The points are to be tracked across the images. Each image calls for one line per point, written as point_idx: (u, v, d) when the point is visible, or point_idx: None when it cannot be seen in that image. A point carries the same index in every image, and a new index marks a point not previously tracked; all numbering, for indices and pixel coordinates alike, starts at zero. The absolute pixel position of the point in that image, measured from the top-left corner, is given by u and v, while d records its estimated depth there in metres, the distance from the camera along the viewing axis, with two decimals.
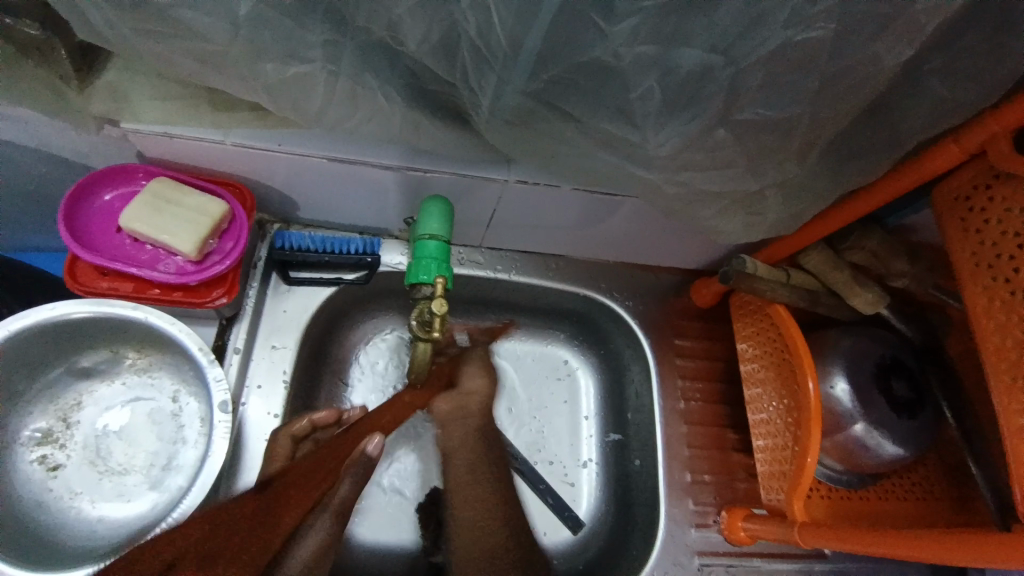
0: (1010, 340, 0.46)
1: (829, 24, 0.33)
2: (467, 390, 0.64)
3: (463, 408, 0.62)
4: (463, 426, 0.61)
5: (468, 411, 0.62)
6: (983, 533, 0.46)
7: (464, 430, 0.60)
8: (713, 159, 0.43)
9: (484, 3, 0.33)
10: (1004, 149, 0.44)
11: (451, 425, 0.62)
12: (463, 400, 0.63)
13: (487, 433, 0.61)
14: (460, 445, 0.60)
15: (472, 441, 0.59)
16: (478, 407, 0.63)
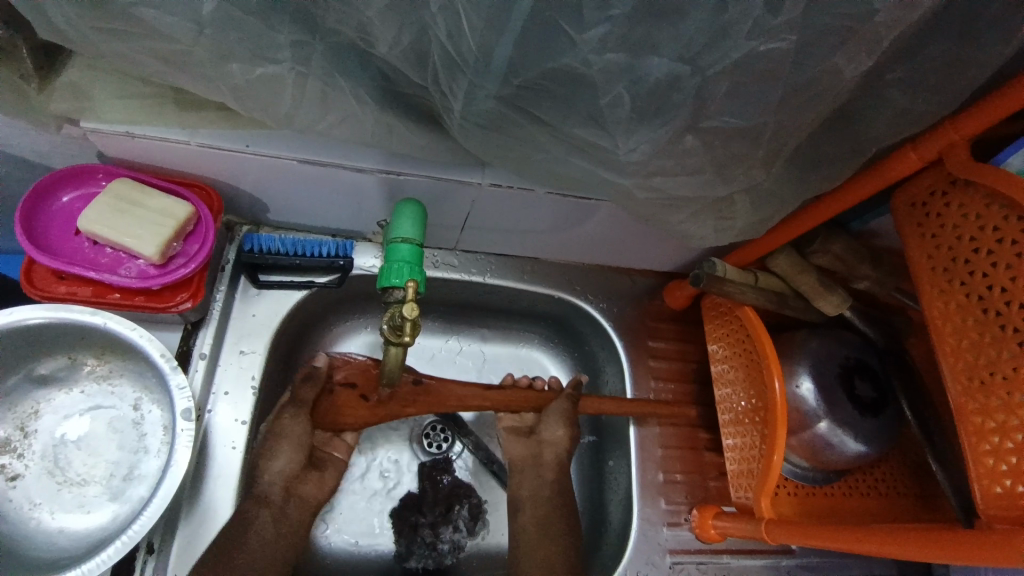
0: (965, 342, 0.48)
1: (791, 37, 0.34)
2: (544, 440, 0.71)
3: (536, 458, 0.71)
4: (535, 479, 0.70)
5: (540, 462, 0.70)
6: (938, 530, 0.47)
7: (535, 482, 0.70)
8: (682, 166, 0.44)
9: (455, 7, 0.33)
10: (964, 157, 0.46)
11: (524, 472, 0.70)
12: (538, 451, 0.71)
13: (557, 485, 0.70)
14: (532, 493, 0.69)
15: (544, 494, 0.69)
16: (552, 459, 0.70)
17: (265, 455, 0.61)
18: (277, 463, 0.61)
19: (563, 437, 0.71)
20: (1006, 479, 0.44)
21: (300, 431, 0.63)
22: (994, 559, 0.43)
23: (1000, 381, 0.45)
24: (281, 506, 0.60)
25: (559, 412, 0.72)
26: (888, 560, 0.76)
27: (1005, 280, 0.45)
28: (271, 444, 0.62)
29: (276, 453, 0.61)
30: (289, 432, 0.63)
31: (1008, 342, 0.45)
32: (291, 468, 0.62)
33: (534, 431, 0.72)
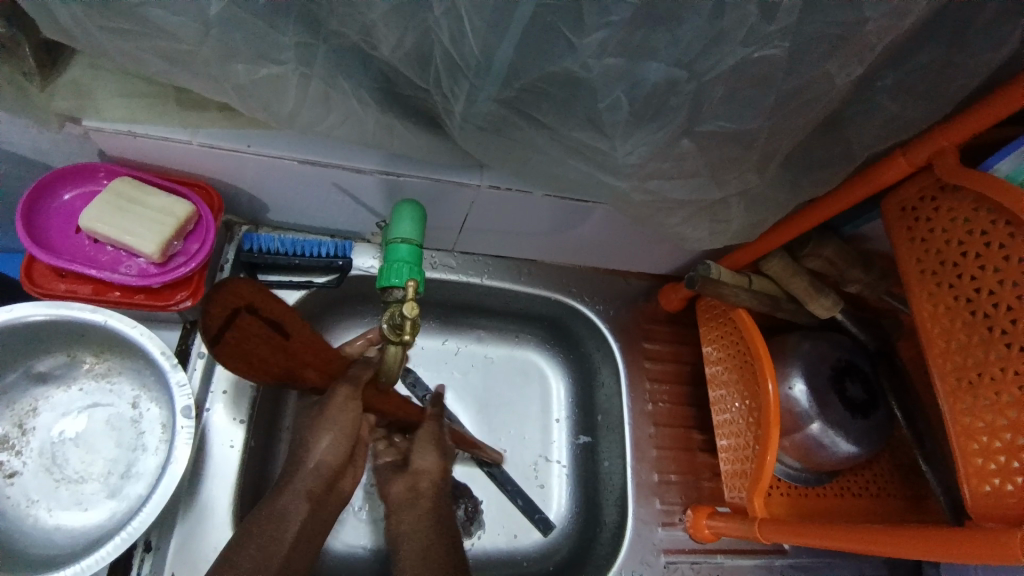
0: (954, 344, 0.49)
1: (784, 44, 0.35)
2: (417, 470, 0.64)
3: (411, 489, 0.63)
4: (413, 512, 0.62)
5: (419, 493, 0.63)
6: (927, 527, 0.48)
7: (414, 516, 0.61)
8: (679, 169, 0.45)
9: (457, 10, 0.34)
10: (952, 163, 0.46)
11: (403, 510, 0.62)
12: (414, 482, 0.64)
13: (438, 510, 0.62)
14: (410, 532, 0.60)
15: (426, 524, 0.60)
16: (429, 488, 0.63)
17: (310, 436, 0.56)
18: (321, 444, 0.55)
19: (435, 463, 0.65)
20: (994, 478, 0.45)
21: (349, 418, 0.56)
22: (980, 558, 0.43)
23: (988, 382, 0.46)
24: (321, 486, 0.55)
25: (427, 436, 0.67)
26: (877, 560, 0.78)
27: (994, 284, 0.46)
28: (316, 428, 0.55)
29: (319, 435, 0.55)
30: (336, 416, 0.56)
31: (994, 341, 0.46)
32: (333, 457, 0.55)
33: (404, 462, 0.65)
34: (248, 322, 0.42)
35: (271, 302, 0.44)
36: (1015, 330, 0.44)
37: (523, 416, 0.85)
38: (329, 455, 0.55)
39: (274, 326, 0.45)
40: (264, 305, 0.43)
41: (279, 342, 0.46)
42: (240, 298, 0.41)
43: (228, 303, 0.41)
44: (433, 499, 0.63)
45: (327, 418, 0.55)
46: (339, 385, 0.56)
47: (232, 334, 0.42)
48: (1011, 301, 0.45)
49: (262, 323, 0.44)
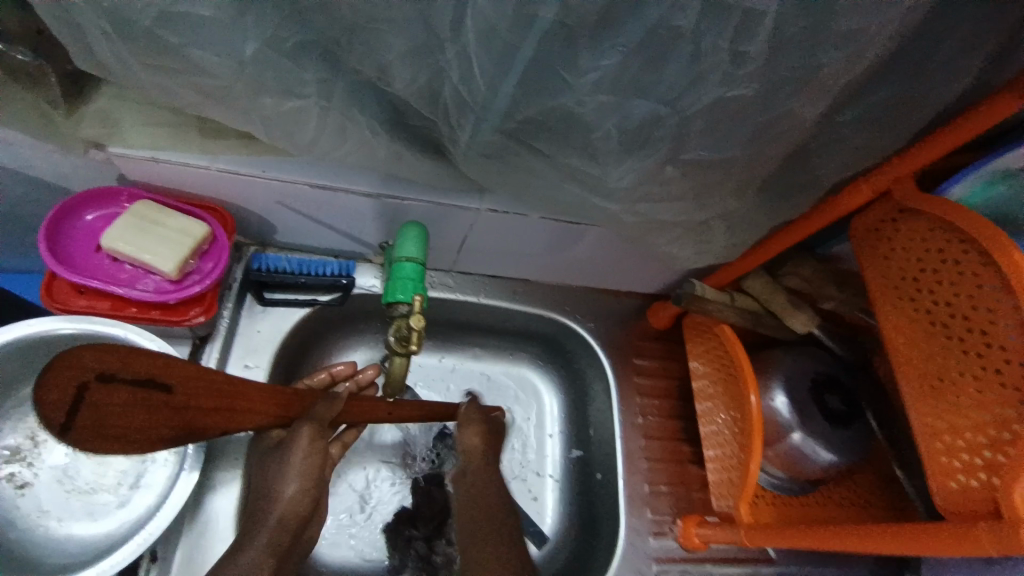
0: (918, 352, 0.52)
1: (756, 85, 0.39)
2: (464, 447, 0.65)
3: (465, 466, 0.63)
4: (472, 488, 0.60)
5: (470, 469, 0.62)
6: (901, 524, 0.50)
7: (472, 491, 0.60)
8: (664, 192, 0.49)
9: (466, 53, 0.38)
10: (909, 188, 0.51)
11: (464, 485, 0.61)
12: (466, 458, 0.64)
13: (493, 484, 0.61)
14: (468, 503, 0.59)
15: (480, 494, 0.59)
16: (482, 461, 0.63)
17: (276, 484, 0.55)
18: (287, 491, 0.55)
19: (479, 440, 0.65)
20: (960, 474, 0.47)
21: (314, 461, 0.56)
22: (950, 552, 0.46)
23: (951, 385, 0.49)
24: (294, 525, 0.54)
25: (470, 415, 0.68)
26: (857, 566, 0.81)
27: (950, 296, 0.49)
28: (280, 471, 0.55)
29: (286, 476, 0.55)
30: (300, 460, 0.55)
31: (954, 348, 0.49)
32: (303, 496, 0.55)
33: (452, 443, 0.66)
34: (103, 390, 0.41)
35: (133, 362, 0.42)
36: (971, 337, 0.47)
37: (517, 431, 0.88)
38: (294, 503, 0.55)
39: (146, 384, 0.43)
40: (124, 369, 0.42)
41: (159, 401, 0.44)
42: (91, 364, 0.40)
43: (71, 377, 0.40)
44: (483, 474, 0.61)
45: (291, 460, 0.55)
46: (300, 422, 0.56)
47: (84, 415, 0.40)
48: (965, 311, 0.48)
49: (127, 385, 0.42)
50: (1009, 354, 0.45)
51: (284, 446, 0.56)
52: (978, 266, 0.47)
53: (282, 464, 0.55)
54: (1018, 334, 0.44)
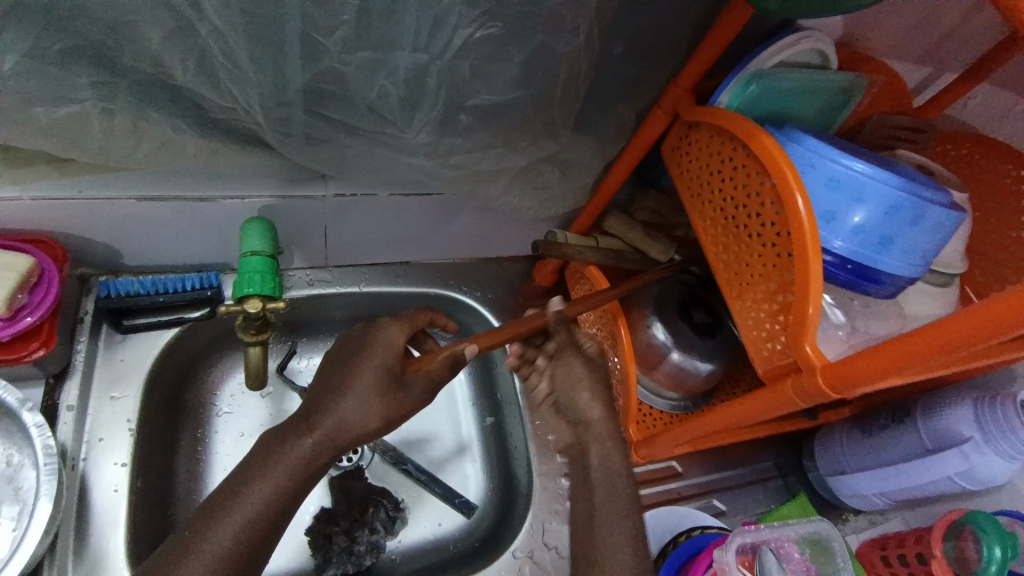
0: (721, 246, 0.55)
1: (499, 24, 0.43)
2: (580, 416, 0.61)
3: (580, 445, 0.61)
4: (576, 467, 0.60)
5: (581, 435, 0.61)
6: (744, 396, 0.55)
7: (580, 471, 0.59)
8: (471, 143, 0.53)
9: (218, 31, 0.39)
10: (688, 104, 0.56)
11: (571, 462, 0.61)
12: (577, 435, 0.61)
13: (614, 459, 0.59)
14: (579, 478, 0.59)
15: (600, 467, 0.59)
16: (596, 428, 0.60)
17: (337, 392, 0.57)
18: (344, 404, 0.57)
19: (592, 399, 0.61)
20: (766, 342, 0.51)
21: (364, 372, 0.58)
22: (774, 410, 0.50)
23: (746, 267, 0.52)
24: (321, 449, 0.56)
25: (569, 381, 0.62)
26: (750, 466, 0.89)
27: (731, 191, 0.53)
28: (342, 389, 0.57)
29: (347, 392, 0.57)
30: (359, 374, 0.58)
31: (741, 235, 0.52)
32: (366, 410, 0.57)
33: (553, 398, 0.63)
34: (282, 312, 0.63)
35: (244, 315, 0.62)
36: (751, 221, 0.51)
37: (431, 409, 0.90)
38: (355, 416, 0.57)
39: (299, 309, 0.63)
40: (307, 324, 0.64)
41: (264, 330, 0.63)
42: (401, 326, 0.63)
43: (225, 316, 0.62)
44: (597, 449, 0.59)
45: (355, 377, 0.58)
46: (388, 329, 0.61)
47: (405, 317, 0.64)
48: (744, 200, 0.52)
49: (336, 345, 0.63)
50: (778, 227, 0.48)
51: (394, 376, 0.58)
52: (746, 157, 0.51)
53: (349, 378, 0.58)
54: (781, 207, 0.48)
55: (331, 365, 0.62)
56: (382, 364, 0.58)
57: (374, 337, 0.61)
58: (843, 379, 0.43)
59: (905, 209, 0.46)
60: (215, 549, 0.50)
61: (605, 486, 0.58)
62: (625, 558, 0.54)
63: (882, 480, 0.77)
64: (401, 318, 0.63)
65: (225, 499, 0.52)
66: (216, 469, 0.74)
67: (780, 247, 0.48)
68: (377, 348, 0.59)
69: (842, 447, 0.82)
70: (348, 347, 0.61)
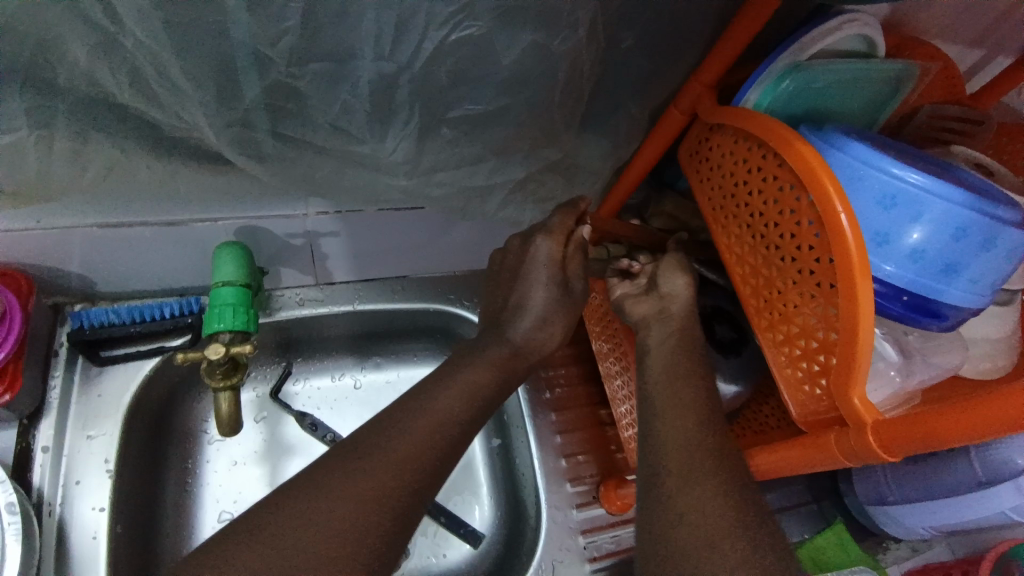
0: (748, 268, 0.48)
1: (478, 23, 0.37)
2: (665, 292, 0.60)
3: (660, 313, 0.60)
4: (661, 334, 0.59)
5: (667, 315, 0.59)
6: (780, 441, 0.49)
7: (660, 337, 0.58)
8: (455, 157, 0.48)
9: (147, 45, 0.33)
10: (709, 105, 0.49)
11: (650, 327, 0.60)
12: (663, 304, 0.60)
13: (688, 341, 0.58)
14: (659, 347, 0.58)
15: (676, 344, 0.57)
16: (680, 308, 0.59)
17: (523, 295, 0.59)
18: (523, 321, 0.59)
19: (685, 284, 0.60)
20: (804, 384, 0.44)
21: (544, 280, 0.57)
22: (815, 463, 0.44)
23: (780, 293, 0.45)
24: (513, 359, 0.58)
25: (673, 259, 0.62)
26: (778, 490, 0.82)
27: (760, 205, 0.45)
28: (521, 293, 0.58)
29: (528, 302, 0.59)
30: (539, 277, 0.57)
31: (773, 257, 0.45)
32: (540, 317, 0.59)
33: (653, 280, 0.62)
34: None
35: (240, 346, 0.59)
36: (784, 243, 0.44)
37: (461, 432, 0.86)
38: (536, 323, 0.60)
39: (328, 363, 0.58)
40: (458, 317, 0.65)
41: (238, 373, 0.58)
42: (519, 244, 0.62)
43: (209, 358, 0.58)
44: (680, 321, 0.59)
45: (535, 279, 0.58)
46: (545, 241, 0.56)
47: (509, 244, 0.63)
48: (775, 217, 0.44)
49: (497, 253, 0.63)
50: (817, 251, 0.41)
51: (562, 285, 0.58)
52: (777, 168, 0.43)
53: (529, 283, 0.58)
54: (820, 229, 0.40)
55: (498, 284, 0.62)
56: (550, 281, 0.57)
57: (534, 254, 0.57)
58: (897, 443, 0.37)
59: (974, 231, 0.38)
60: (434, 419, 0.50)
61: (682, 357, 0.56)
62: (701, 432, 0.50)
63: (931, 512, 0.69)
64: (558, 227, 0.56)
65: (432, 383, 0.54)
66: (207, 503, 0.71)
67: (820, 276, 0.41)
68: (540, 265, 0.57)
69: (884, 474, 0.74)
70: (511, 266, 0.60)
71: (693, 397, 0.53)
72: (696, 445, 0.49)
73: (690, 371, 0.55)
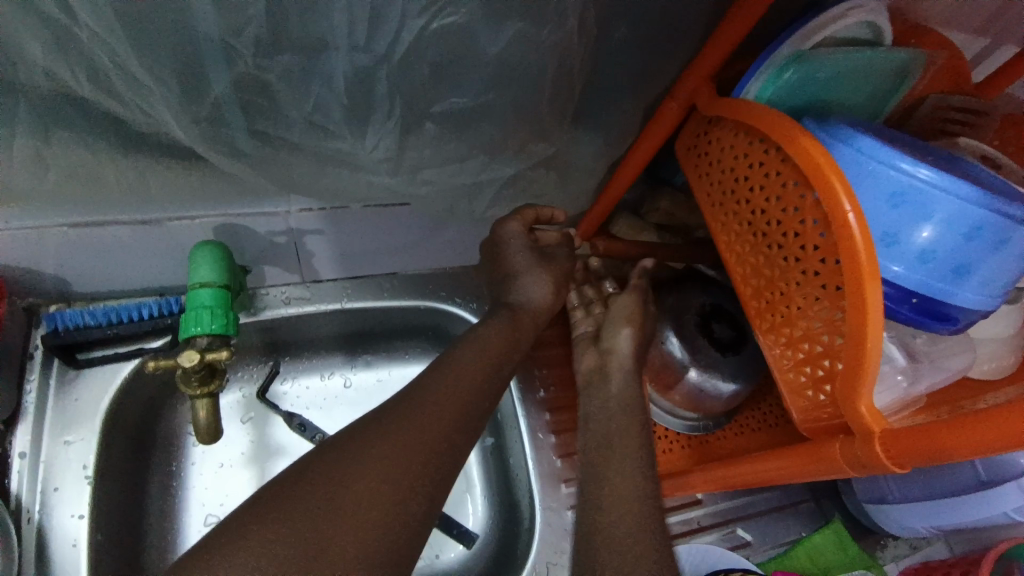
0: (748, 268, 0.46)
1: (460, 12, 0.34)
2: (609, 346, 0.62)
3: (603, 369, 0.61)
4: (602, 391, 0.60)
5: (610, 370, 0.61)
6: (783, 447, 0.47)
7: (603, 392, 0.60)
8: (441, 154, 0.45)
9: (102, 38, 0.31)
10: (708, 96, 0.46)
11: (593, 382, 0.62)
12: (606, 358, 0.62)
13: (630, 398, 0.58)
14: (601, 400, 0.59)
15: (618, 400, 0.58)
16: (622, 363, 0.60)
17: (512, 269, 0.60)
18: (530, 285, 0.60)
19: (630, 339, 0.61)
20: (808, 390, 0.42)
21: (519, 253, 0.58)
22: (819, 471, 0.43)
23: (782, 295, 0.43)
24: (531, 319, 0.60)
25: (623, 313, 0.63)
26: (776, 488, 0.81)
27: (762, 203, 0.43)
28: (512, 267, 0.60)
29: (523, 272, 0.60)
30: (517, 251, 0.58)
31: (776, 257, 0.43)
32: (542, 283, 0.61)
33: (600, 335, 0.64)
34: None
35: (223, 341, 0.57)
36: (787, 243, 0.42)
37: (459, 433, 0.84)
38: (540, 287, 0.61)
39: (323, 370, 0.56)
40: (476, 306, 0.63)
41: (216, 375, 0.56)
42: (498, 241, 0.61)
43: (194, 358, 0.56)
44: (621, 376, 0.60)
45: (514, 252, 0.58)
46: (508, 224, 0.57)
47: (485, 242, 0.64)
48: (777, 216, 0.42)
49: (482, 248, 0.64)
50: (823, 252, 0.39)
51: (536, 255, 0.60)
52: (780, 163, 0.41)
53: (512, 259, 0.59)
54: (826, 228, 0.38)
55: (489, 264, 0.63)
56: (526, 250, 0.58)
57: (502, 233, 0.58)
58: (906, 453, 0.35)
59: (988, 231, 0.36)
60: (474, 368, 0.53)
61: (622, 412, 0.57)
62: (635, 482, 0.50)
63: (934, 513, 0.68)
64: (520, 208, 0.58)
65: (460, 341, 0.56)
66: (193, 506, 0.69)
67: (825, 277, 0.39)
68: (511, 241, 0.58)
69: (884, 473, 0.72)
70: (489, 249, 0.60)
71: (626, 452, 0.53)
72: (621, 500, 0.48)
73: (627, 426, 0.55)
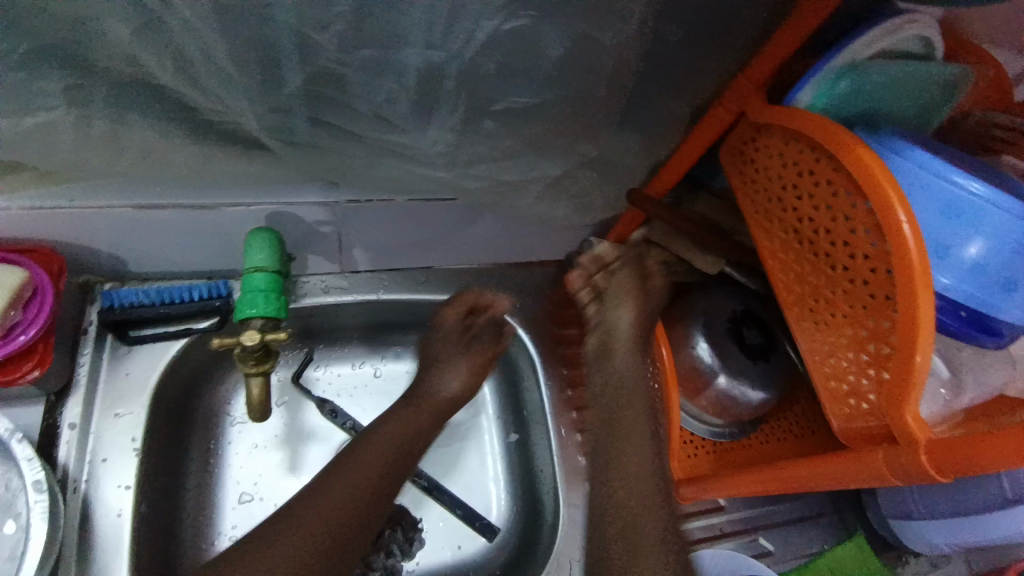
0: (793, 276, 0.47)
1: (531, 13, 0.35)
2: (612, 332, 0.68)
3: (605, 368, 0.68)
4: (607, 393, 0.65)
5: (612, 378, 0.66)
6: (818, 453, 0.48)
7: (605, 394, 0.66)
8: (493, 150, 0.47)
9: (195, 28, 0.33)
10: (759, 103, 0.47)
11: (603, 380, 0.67)
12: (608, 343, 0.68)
13: (630, 394, 0.64)
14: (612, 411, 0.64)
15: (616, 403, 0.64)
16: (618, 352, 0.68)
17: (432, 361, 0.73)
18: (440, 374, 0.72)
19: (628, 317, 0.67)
20: (851, 399, 0.43)
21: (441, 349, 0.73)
22: (856, 479, 0.43)
23: (829, 303, 0.44)
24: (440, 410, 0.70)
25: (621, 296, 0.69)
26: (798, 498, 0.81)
27: (811, 211, 0.44)
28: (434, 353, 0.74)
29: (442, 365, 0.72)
30: (440, 342, 0.74)
31: (823, 266, 0.44)
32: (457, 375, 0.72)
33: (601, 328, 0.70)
34: None
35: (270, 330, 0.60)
36: (836, 251, 0.42)
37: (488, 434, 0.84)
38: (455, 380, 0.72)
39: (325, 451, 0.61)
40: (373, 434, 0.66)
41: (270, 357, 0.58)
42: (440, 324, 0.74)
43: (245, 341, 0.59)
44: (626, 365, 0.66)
45: (438, 341, 0.74)
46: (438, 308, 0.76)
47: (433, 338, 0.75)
48: (827, 225, 0.43)
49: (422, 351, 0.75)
50: (873, 262, 0.40)
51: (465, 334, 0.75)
52: (832, 172, 0.41)
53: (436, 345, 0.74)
54: (878, 238, 0.39)
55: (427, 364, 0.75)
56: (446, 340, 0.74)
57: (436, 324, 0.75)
58: (952, 465, 0.35)
59: None
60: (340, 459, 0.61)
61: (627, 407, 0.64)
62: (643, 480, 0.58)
63: (960, 530, 0.67)
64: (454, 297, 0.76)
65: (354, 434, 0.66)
66: (228, 484, 0.71)
67: (875, 287, 0.40)
68: (434, 331, 0.75)
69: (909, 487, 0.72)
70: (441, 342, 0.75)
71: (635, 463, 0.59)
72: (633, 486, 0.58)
73: (632, 428, 0.62)
